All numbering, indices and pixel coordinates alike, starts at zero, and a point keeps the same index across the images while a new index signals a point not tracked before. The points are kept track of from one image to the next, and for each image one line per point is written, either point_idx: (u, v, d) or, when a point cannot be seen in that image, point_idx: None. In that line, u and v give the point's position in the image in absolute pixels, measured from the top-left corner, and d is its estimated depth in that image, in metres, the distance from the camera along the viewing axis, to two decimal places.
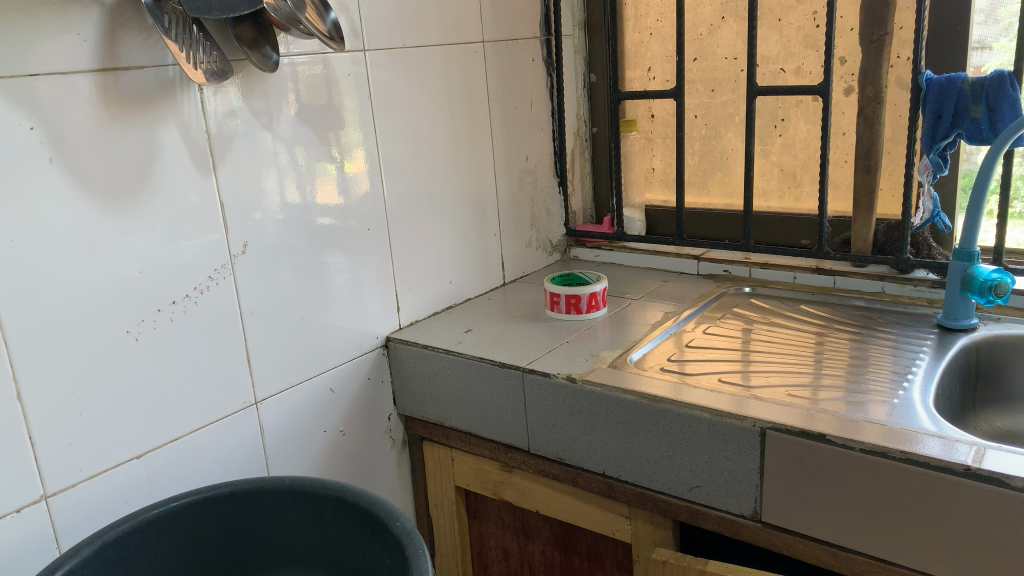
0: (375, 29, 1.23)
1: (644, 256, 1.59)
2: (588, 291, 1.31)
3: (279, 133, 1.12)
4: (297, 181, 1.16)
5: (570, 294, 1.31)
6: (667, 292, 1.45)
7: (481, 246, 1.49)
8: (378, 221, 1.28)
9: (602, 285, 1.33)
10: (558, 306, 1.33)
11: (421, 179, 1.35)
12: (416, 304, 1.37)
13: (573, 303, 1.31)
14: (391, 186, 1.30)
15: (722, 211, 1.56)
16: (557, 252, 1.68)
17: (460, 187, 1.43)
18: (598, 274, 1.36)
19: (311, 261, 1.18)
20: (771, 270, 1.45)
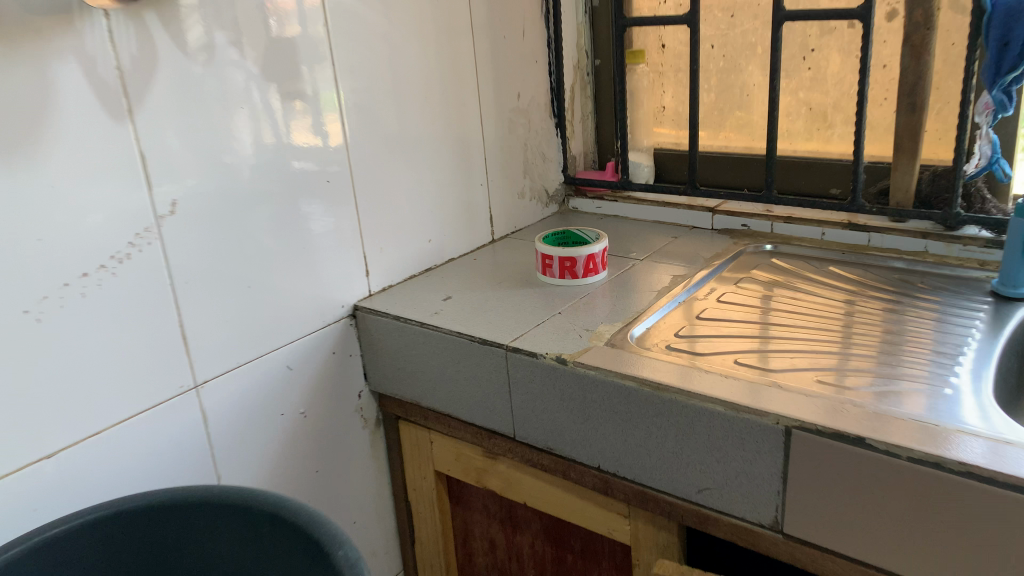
0: None
1: (651, 209, 1.41)
2: (585, 253, 1.14)
3: (217, 65, 0.93)
4: (247, 125, 0.98)
5: (564, 256, 1.14)
6: (678, 250, 1.27)
7: (467, 200, 1.31)
8: (343, 171, 1.11)
9: (602, 246, 1.16)
10: (550, 270, 1.16)
11: (394, 122, 1.17)
12: (389, 267, 1.20)
13: (566, 265, 1.15)
14: (357, 132, 1.11)
15: (740, 156, 1.38)
16: (554, 204, 1.50)
17: (440, 133, 1.24)
18: (597, 231, 1.19)
19: (263, 221, 1.02)
20: (796, 226, 1.27)
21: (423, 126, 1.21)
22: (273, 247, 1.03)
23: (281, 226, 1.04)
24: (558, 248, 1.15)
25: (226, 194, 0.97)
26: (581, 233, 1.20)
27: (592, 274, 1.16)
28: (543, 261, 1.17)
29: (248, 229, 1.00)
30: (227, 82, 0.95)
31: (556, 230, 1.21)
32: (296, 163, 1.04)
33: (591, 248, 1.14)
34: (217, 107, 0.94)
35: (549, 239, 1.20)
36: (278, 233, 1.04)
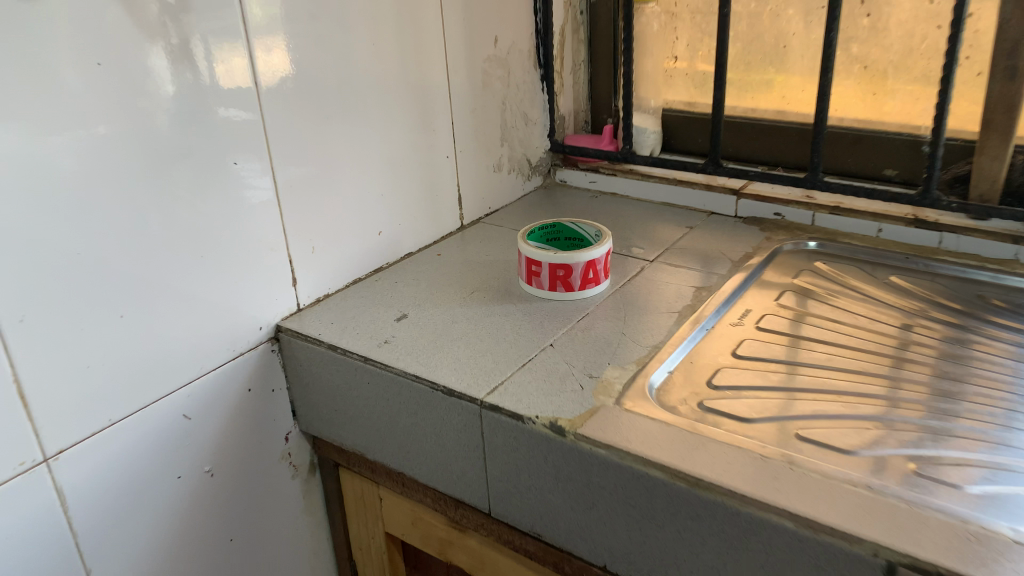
0: None
1: (659, 187, 1.13)
2: (582, 260, 0.87)
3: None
4: (115, 86, 0.67)
5: (554, 263, 0.87)
6: (697, 249, 1.01)
7: (430, 177, 1.02)
8: (259, 149, 0.81)
9: (605, 250, 0.89)
10: (537, 281, 0.89)
11: (329, 76, 0.86)
12: (327, 271, 0.91)
13: (556, 275, 0.88)
14: (276, 93, 0.81)
15: (769, 123, 1.10)
16: (537, 176, 1.21)
17: (394, 92, 0.94)
18: (598, 225, 0.93)
19: (141, 221, 0.71)
20: (844, 218, 1.01)
21: (370, 83, 0.91)
22: (160, 259, 0.74)
23: (172, 229, 0.74)
24: (548, 252, 0.88)
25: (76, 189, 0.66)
26: (577, 226, 0.94)
27: (591, 285, 0.89)
28: (526, 266, 0.90)
29: (121, 236, 0.70)
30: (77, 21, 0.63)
31: (544, 222, 0.94)
32: (192, 140, 0.74)
33: (588, 253, 0.87)
34: (62, 62, 0.63)
35: (535, 235, 0.94)
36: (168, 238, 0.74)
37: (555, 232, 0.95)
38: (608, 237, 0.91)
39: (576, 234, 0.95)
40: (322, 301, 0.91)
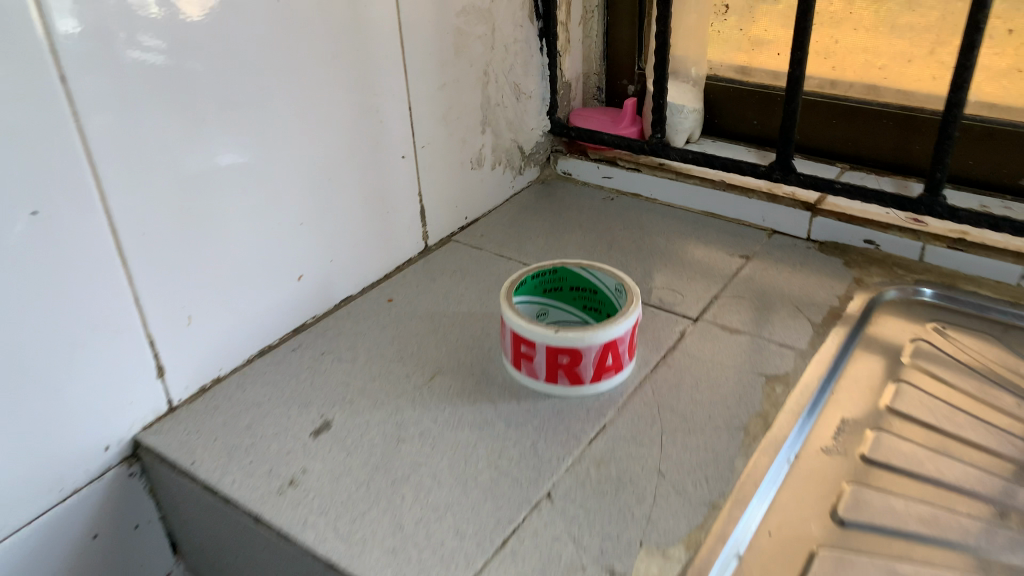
0: None
1: (701, 192, 0.82)
2: (595, 341, 0.57)
3: None
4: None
5: (554, 344, 0.57)
6: (758, 298, 0.71)
7: (378, 187, 0.71)
8: (80, 184, 0.49)
9: (630, 322, 0.59)
10: (528, 367, 0.60)
11: (201, 52, 0.53)
12: (218, 345, 0.61)
13: (555, 362, 0.58)
14: (103, 86, 0.48)
15: (854, 104, 0.80)
16: (533, 167, 0.90)
17: (319, 68, 0.62)
18: (617, 274, 0.63)
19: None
20: (969, 254, 0.70)
21: (277, 58, 0.59)
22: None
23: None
24: (545, 326, 0.58)
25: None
26: (588, 271, 0.65)
27: (608, 375, 0.59)
28: (512, 342, 0.60)
29: None
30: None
31: (542, 266, 0.65)
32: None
33: (602, 330, 0.57)
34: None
35: (526, 286, 0.64)
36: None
37: (556, 278, 0.66)
38: (636, 296, 0.61)
39: (587, 283, 0.65)
40: (203, 397, 0.61)
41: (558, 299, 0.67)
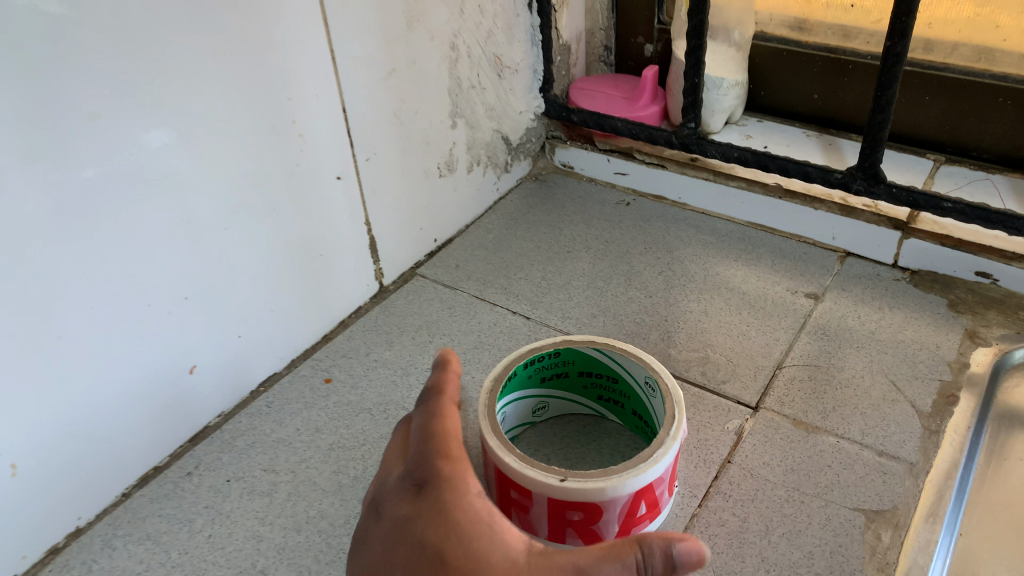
0: None
1: (749, 198, 0.63)
2: (621, 492, 0.37)
3: None
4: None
5: (558, 499, 0.37)
6: (837, 366, 0.51)
7: (305, 225, 0.50)
8: None
9: (670, 453, 0.39)
10: (522, 519, 0.40)
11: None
12: (67, 488, 0.42)
13: (561, 518, 0.39)
14: None
15: (957, 77, 0.59)
16: (523, 159, 0.70)
17: (203, 66, 0.41)
18: (646, 364, 0.42)
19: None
20: None
21: (130, 58, 0.37)
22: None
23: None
24: (545, 470, 0.38)
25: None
26: (606, 353, 0.44)
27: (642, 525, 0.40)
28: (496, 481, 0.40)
29: None
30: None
31: (540, 349, 0.44)
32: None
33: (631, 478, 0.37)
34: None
35: (517, 378, 0.44)
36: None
37: (560, 360, 0.45)
38: (676, 402, 0.41)
39: (603, 368, 0.46)
40: (50, 566, 0.42)
41: (562, 386, 0.47)
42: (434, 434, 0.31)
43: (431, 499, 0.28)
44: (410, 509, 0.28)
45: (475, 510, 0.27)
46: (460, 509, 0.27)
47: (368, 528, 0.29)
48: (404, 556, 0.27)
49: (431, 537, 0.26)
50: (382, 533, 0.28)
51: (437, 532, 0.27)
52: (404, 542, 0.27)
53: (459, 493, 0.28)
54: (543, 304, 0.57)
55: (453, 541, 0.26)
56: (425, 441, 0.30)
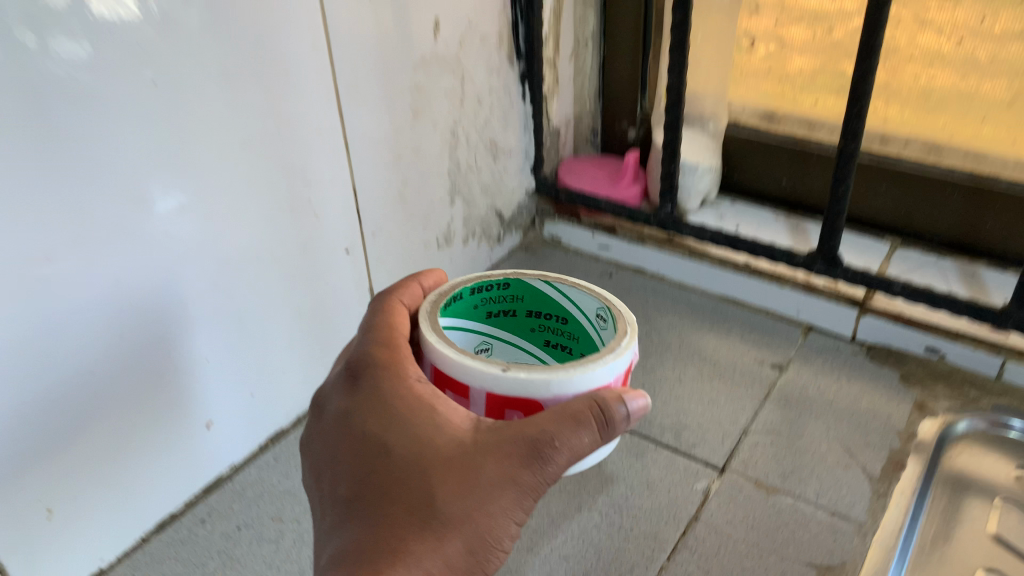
0: None
1: (722, 274, 0.69)
2: (566, 394, 0.36)
3: None
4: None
5: (499, 395, 0.36)
6: (798, 432, 0.56)
7: (317, 293, 0.55)
8: None
9: (621, 360, 0.38)
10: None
11: (48, 160, 0.37)
12: (95, 533, 0.46)
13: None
14: None
15: (910, 171, 0.65)
16: (515, 232, 0.76)
17: (233, 156, 0.46)
18: (600, 294, 0.42)
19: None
20: None
21: (167, 156, 0.42)
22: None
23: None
24: (485, 361, 0.36)
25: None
26: (559, 288, 0.43)
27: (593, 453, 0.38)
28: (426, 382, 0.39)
29: None
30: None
31: (490, 276, 0.43)
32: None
33: (579, 375, 0.36)
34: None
35: (462, 301, 0.43)
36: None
37: (510, 296, 0.44)
38: (629, 326, 0.40)
39: (555, 311, 0.44)
40: None
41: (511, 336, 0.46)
42: (381, 337, 0.38)
43: (371, 393, 0.35)
44: (353, 402, 0.35)
45: (414, 396, 0.35)
46: (411, 398, 0.35)
47: (315, 421, 0.37)
48: (351, 440, 0.34)
49: (377, 425, 0.34)
50: (331, 423, 0.36)
51: (378, 422, 0.34)
52: (349, 428, 0.34)
53: (410, 386, 0.35)
54: None
55: (390, 429, 0.33)
56: (372, 340, 0.38)
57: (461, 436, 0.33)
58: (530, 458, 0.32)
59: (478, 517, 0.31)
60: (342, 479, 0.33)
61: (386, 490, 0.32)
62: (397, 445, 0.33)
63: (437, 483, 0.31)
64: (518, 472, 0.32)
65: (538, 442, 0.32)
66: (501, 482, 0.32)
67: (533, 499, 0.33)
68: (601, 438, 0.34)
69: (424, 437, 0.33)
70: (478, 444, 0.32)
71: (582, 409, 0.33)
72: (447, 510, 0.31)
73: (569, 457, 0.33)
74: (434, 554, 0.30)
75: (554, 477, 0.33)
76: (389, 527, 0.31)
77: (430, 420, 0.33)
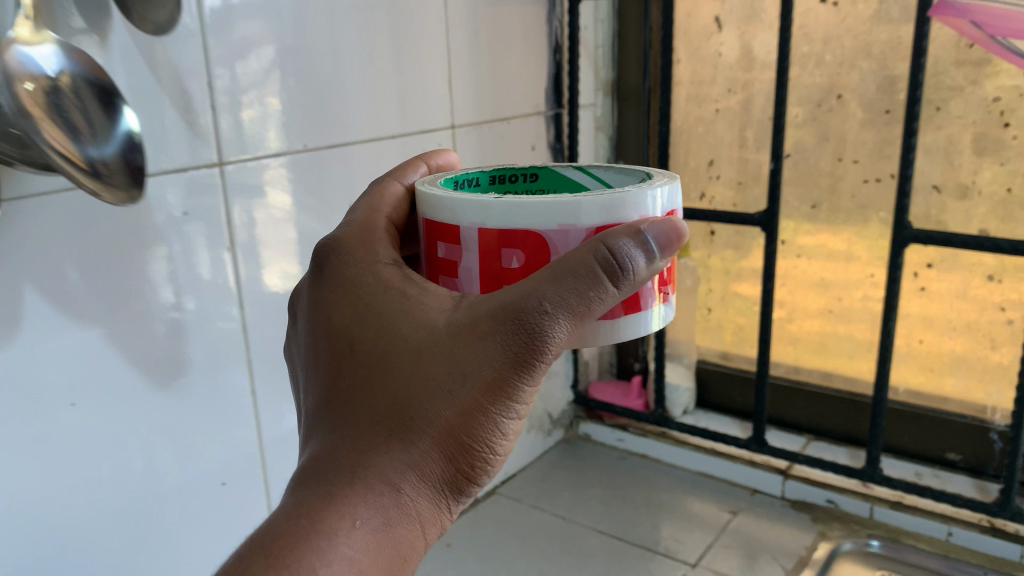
0: (278, 121, 0.70)
1: (697, 455, 1.04)
2: (572, 226, 0.41)
3: (48, 322, 0.56)
4: (113, 320, 0.60)
5: (494, 230, 0.42)
6: (743, 545, 0.89)
7: None
8: (255, 468, 0.73)
9: (638, 198, 0.42)
10: (452, 286, 0.45)
11: None
12: None
13: (500, 266, 0.43)
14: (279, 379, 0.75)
15: (814, 389, 1.04)
16: (559, 428, 1.13)
17: None
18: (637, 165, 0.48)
19: (98, 510, 0.61)
20: (907, 517, 0.89)
21: None
22: (135, 538, 0.64)
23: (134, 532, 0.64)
24: (479, 199, 0.42)
25: (8, 467, 0.55)
26: (590, 174, 0.50)
27: (614, 311, 0.43)
28: (429, 247, 0.46)
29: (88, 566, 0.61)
30: (57, 229, 0.56)
31: (519, 165, 0.51)
32: (190, 400, 0.67)
33: (583, 203, 0.41)
34: (55, 292, 0.56)
35: (481, 188, 0.51)
36: (137, 536, 0.64)
37: (539, 190, 0.51)
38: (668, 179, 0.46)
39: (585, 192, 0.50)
40: None
41: None
42: (359, 234, 0.49)
43: (344, 291, 0.46)
44: (333, 298, 0.46)
45: (387, 289, 0.44)
46: (397, 293, 0.44)
47: (304, 310, 0.48)
48: (334, 342, 0.44)
49: (356, 325, 0.44)
50: (318, 319, 0.46)
51: (357, 323, 0.44)
52: (332, 329, 0.45)
53: (393, 282, 0.45)
54: (572, 510, 0.97)
55: (360, 330, 0.43)
56: (352, 230, 0.50)
57: (437, 325, 0.41)
58: (522, 328, 0.40)
59: (442, 412, 0.41)
60: (326, 376, 0.44)
61: (360, 392, 0.42)
62: (377, 340, 0.42)
63: (408, 383, 0.41)
64: (498, 351, 0.40)
65: (517, 315, 0.40)
66: (477, 364, 0.40)
67: (515, 379, 0.41)
68: (608, 282, 0.40)
69: (404, 330, 0.42)
70: (457, 330, 0.41)
71: (579, 268, 0.39)
72: (422, 404, 0.40)
73: (559, 313, 0.40)
74: (410, 447, 0.41)
75: (555, 340, 0.40)
76: (361, 428, 0.41)
77: (411, 316, 0.42)
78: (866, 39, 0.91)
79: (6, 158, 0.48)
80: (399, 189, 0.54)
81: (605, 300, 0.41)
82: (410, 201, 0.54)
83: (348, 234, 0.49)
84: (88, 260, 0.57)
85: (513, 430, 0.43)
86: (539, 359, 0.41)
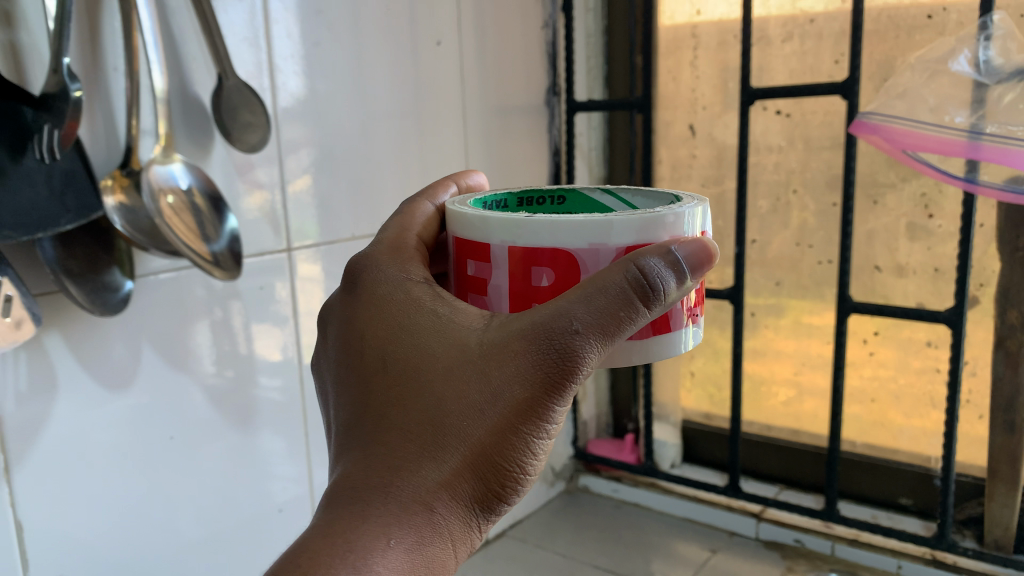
0: (332, 212, 0.88)
1: (682, 503, 1.18)
2: (601, 247, 0.48)
3: (156, 370, 0.72)
4: (208, 374, 0.77)
5: (522, 250, 0.49)
6: None
7: None
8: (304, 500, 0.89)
9: (668, 228, 0.49)
10: (481, 302, 0.53)
11: None
12: None
13: (528, 284, 0.50)
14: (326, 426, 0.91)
15: (785, 443, 1.18)
16: (561, 480, 1.27)
17: None
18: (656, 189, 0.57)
19: (182, 525, 0.76)
20: (863, 552, 1.03)
21: None
22: (214, 550, 0.79)
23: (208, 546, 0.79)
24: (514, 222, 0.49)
25: (122, 483, 0.70)
26: (614, 197, 0.60)
27: (642, 332, 0.50)
28: (460, 266, 0.54)
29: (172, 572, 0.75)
30: (173, 300, 0.73)
31: (546, 187, 0.62)
32: (256, 439, 0.83)
33: (613, 224, 0.48)
34: (168, 349, 0.73)
35: (510, 208, 0.61)
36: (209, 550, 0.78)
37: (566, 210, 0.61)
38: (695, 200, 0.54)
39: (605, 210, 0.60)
40: None
41: None
42: (391, 255, 0.58)
43: (379, 312, 0.54)
44: (370, 319, 0.54)
45: (421, 312, 0.52)
46: (432, 321, 0.51)
47: (341, 327, 0.56)
48: (372, 361, 0.52)
49: (393, 347, 0.51)
50: (355, 338, 0.54)
51: (394, 344, 0.51)
52: (370, 349, 0.52)
53: (426, 305, 0.52)
54: (571, 549, 1.10)
55: (397, 351, 0.51)
56: (384, 252, 0.59)
57: (469, 347, 0.49)
58: (556, 348, 0.46)
59: (472, 436, 0.47)
60: (365, 394, 0.51)
61: (396, 412, 0.49)
62: (413, 361, 0.50)
63: (441, 406, 0.48)
64: (528, 372, 0.47)
65: (546, 340, 0.46)
66: (508, 383, 0.47)
67: (544, 399, 0.47)
68: (638, 301, 0.47)
69: (442, 352, 0.49)
70: (491, 352, 0.48)
71: (608, 291, 0.46)
72: (455, 424, 0.47)
73: (589, 334, 0.46)
74: (444, 463, 0.47)
75: (586, 356, 0.47)
76: (400, 445, 0.48)
77: (445, 345, 0.49)
78: (814, 144, 1.09)
79: (141, 244, 0.65)
80: (429, 210, 0.65)
81: (633, 318, 0.47)
82: (439, 221, 0.65)
83: (381, 256, 0.58)
84: (187, 322, 0.74)
85: (541, 449, 0.49)
86: (564, 382, 0.47)
